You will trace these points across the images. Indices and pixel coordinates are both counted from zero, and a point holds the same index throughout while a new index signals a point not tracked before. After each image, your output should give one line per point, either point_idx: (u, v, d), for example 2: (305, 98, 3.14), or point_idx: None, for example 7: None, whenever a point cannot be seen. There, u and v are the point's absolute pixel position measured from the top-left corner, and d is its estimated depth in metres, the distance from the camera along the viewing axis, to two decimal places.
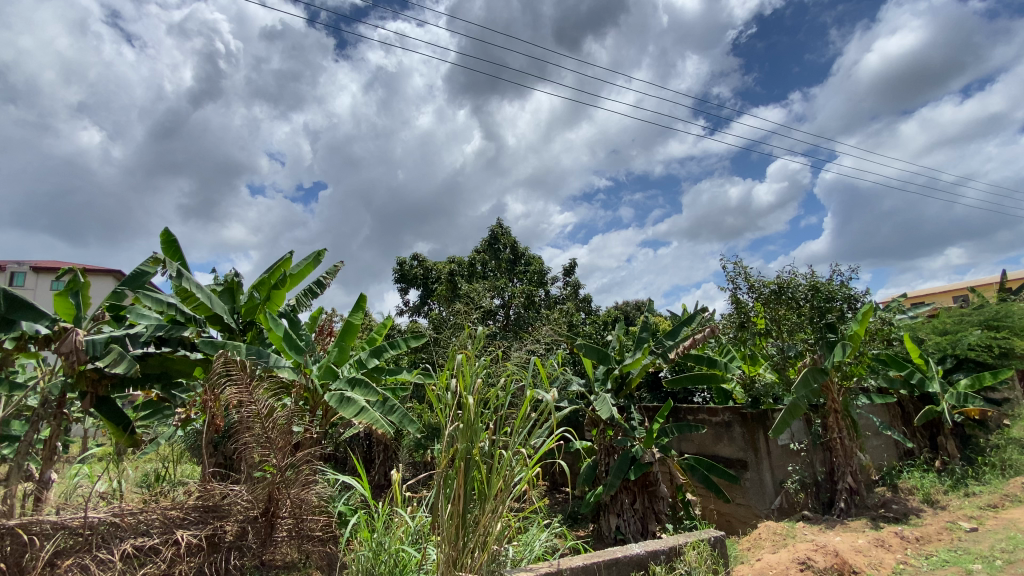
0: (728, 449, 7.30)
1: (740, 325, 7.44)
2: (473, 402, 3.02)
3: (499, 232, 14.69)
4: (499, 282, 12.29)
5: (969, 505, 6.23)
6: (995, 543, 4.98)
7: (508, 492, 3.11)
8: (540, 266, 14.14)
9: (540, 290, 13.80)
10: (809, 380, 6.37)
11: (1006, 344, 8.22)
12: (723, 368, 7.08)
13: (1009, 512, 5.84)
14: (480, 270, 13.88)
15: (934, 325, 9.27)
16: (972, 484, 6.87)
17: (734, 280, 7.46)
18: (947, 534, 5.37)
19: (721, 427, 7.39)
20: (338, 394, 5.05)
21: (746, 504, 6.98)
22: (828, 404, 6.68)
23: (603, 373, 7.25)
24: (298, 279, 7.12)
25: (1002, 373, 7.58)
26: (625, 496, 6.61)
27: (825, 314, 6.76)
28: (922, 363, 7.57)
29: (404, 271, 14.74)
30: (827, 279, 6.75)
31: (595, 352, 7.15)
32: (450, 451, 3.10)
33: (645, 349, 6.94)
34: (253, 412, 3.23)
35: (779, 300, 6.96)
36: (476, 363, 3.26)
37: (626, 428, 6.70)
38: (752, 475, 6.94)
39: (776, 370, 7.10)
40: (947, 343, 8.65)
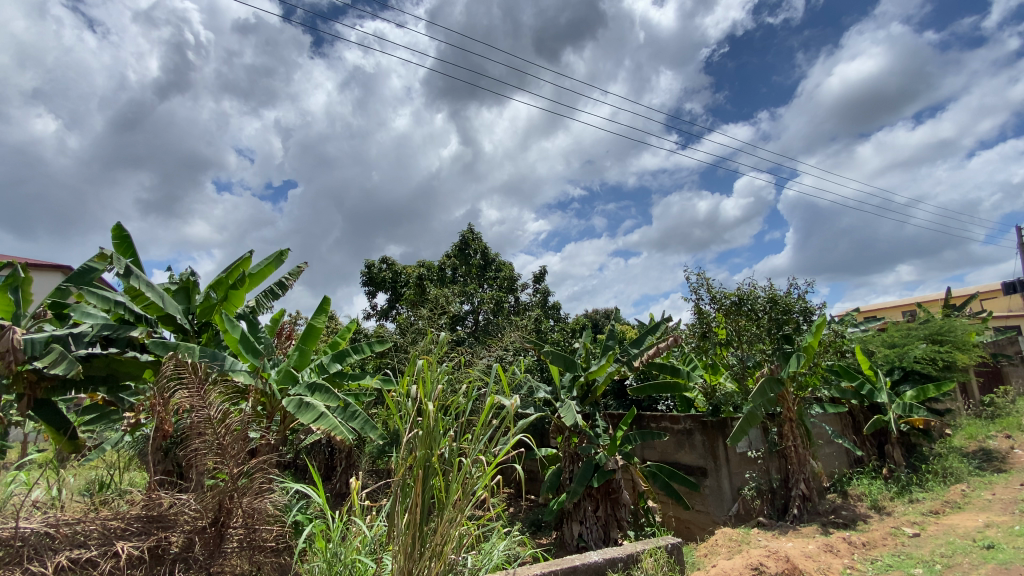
0: (689, 457, 7.45)
1: (702, 334, 7.55)
2: (433, 409, 2.96)
3: (469, 237, 14.59)
4: (468, 288, 12.27)
5: (913, 511, 6.54)
6: (936, 548, 5.23)
7: (467, 500, 3.08)
8: (510, 273, 14.18)
9: (510, 297, 13.82)
10: (766, 390, 6.55)
11: (949, 358, 8.66)
12: (686, 377, 7.21)
13: (948, 518, 6.15)
14: (449, 275, 13.88)
15: (884, 338, 9.73)
16: (916, 491, 7.20)
17: (697, 291, 7.64)
18: (891, 539, 5.62)
19: (683, 434, 7.54)
20: (297, 399, 4.92)
21: (705, 510, 7.12)
22: (784, 413, 6.88)
23: (569, 381, 7.31)
24: (259, 280, 6.91)
25: (944, 385, 7.99)
26: (588, 503, 6.66)
27: (783, 325, 7.04)
28: (872, 374, 7.90)
29: (372, 274, 14.56)
30: (785, 292, 7.00)
31: (562, 359, 7.11)
32: (409, 459, 3.03)
33: (610, 356, 7.00)
34: (206, 417, 3.09)
35: (739, 312, 7.17)
36: (437, 369, 3.20)
37: (591, 436, 6.70)
38: (711, 483, 7.07)
39: (736, 379, 7.32)
40: (895, 356, 9.09)
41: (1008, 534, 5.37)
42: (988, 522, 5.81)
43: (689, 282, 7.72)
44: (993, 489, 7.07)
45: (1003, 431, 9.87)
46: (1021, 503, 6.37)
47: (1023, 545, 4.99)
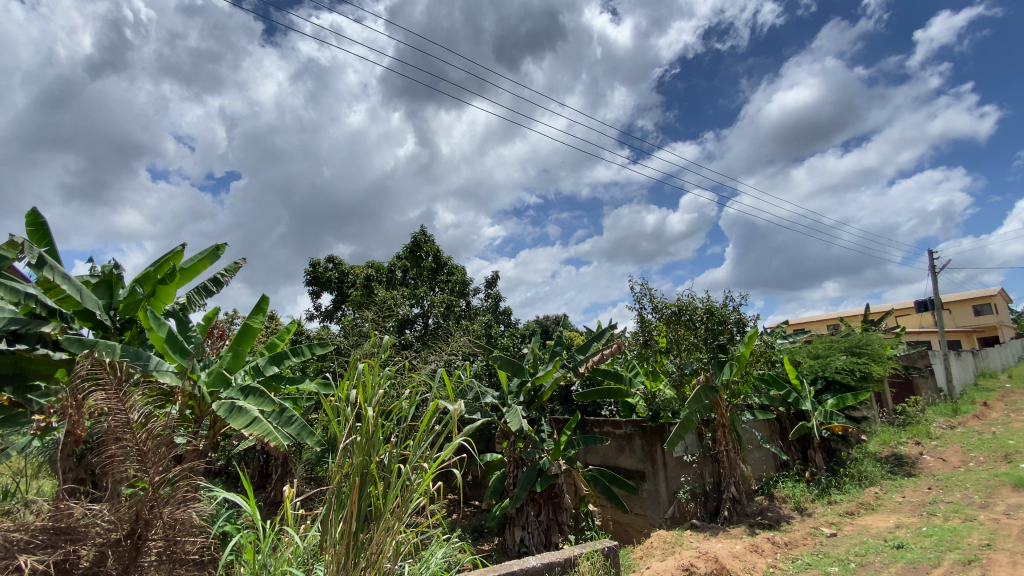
0: (629, 461, 7.69)
1: (644, 343, 7.82)
2: (373, 414, 2.91)
3: (422, 239, 14.38)
4: (418, 291, 12.13)
5: (831, 512, 7.03)
6: (850, 547, 5.64)
7: (406, 508, 3.03)
8: (462, 277, 14.13)
9: (461, 301, 13.76)
10: (701, 397, 6.86)
11: (865, 369, 9.39)
12: (628, 383, 7.42)
13: (861, 519, 6.65)
14: (399, 277, 13.68)
15: (810, 350, 10.43)
16: (834, 493, 7.75)
17: (641, 300, 7.92)
18: (811, 538, 6.01)
19: (624, 439, 7.76)
20: (229, 403, 4.69)
21: (643, 513, 7.34)
22: (718, 419, 7.23)
23: (517, 386, 7.35)
24: (191, 275, 6.53)
25: (861, 395, 8.65)
26: (531, 508, 6.71)
27: (718, 335, 7.41)
28: (797, 383, 8.45)
29: (317, 273, 14.12)
30: (721, 304, 7.38)
31: (510, 364, 7.12)
32: (345, 466, 2.94)
33: (557, 362, 7.10)
34: (124, 422, 2.86)
35: (678, 321, 7.49)
36: (379, 374, 3.14)
37: (535, 441, 6.76)
38: (649, 486, 7.30)
39: (675, 386, 7.62)
40: (819, 366, 9.77)
41: (914, 534, 5.87)
42: (896, 523, 6.34)
43: (633, 292, 7.98)
44: (901, 491, 7.72)
45: (911, 438, 10.79)
46: (925, 505, 6.98)
47: (927, 545, 5.46)
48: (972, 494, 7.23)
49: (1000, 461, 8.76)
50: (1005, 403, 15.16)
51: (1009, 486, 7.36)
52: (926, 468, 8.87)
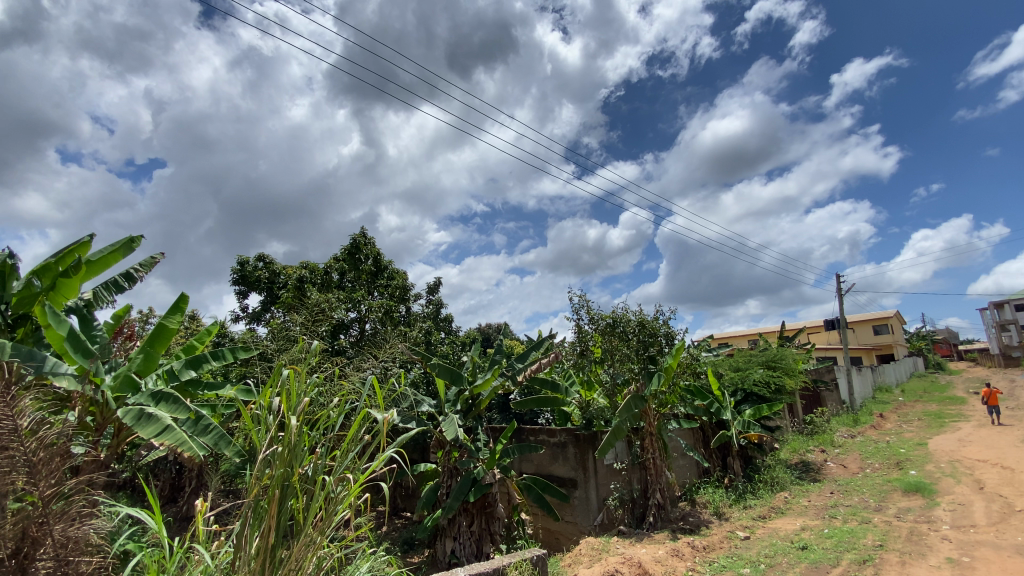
0: (562, 469, 7.83)
1: (580, 352, 8.02)
2: (296, 424, 2.78)
3: (361, 241, 13.98)
4: (355, 294, 11.78)
5: (746, 516, 7.50)
6: (761, 549, 6.04)
7: (330, 521, 2.92)
8: (403, 282, 13.88)
9: (401, 306, 13.50)
10: (632, 406, 7.12)
11: (779, 382, 10.15)
12: (565, 393, 7.55)
13: (772, 522, 7.15)
14: (336, 280, 13.23)
15: (731, 363, 11.13)
16: (749, 498, 8.28)
17: (578, 311, 8.15)
18: (727, 542, 6.38)
19: (558, 447, 7.90)
20: (137, 410, 4.31)
21: (574, 521, 7.51)
22: (646, 428, 7.54)
23: (454, 395, 7.28)
24: (99, 269, 5.99)
25: (775, 405, 9.33)
26: (463, 518, 6.65)
27: (648, 347, 7.75)
28: (719, 394, 8.98)
29: (246, 272, 13.39)
30: (652, 317, 7.74)
31: (448, 372, 7.00)
32: (264, 477, 2.79)
33: (495, 371, 7.10)
34: (13, 429, 2.52)
35: (612, 333, 7.76)
36: (305, 381, 3.01)
37: (471, 450, 6.71)
38: (580, 494, 7.47)
39: (608, 395, 7.88)
40: (738, 379, 10.43)
41: (817, 536, 6.39)
42: (802, 525, 6.87)
43: (572, 302, 8.20)
44: (807, 496, 8.37)
45: (818, 446, 11.75)
46: (828, 508, 7.62)
47: (828, 546, 5.96)
48: (868, 497, 7.98)
49: (891, 467, 9.72)
50: (897, 414, 16.86)
51: (898, 491, 8.18)
52: (830, 473, 9.69)
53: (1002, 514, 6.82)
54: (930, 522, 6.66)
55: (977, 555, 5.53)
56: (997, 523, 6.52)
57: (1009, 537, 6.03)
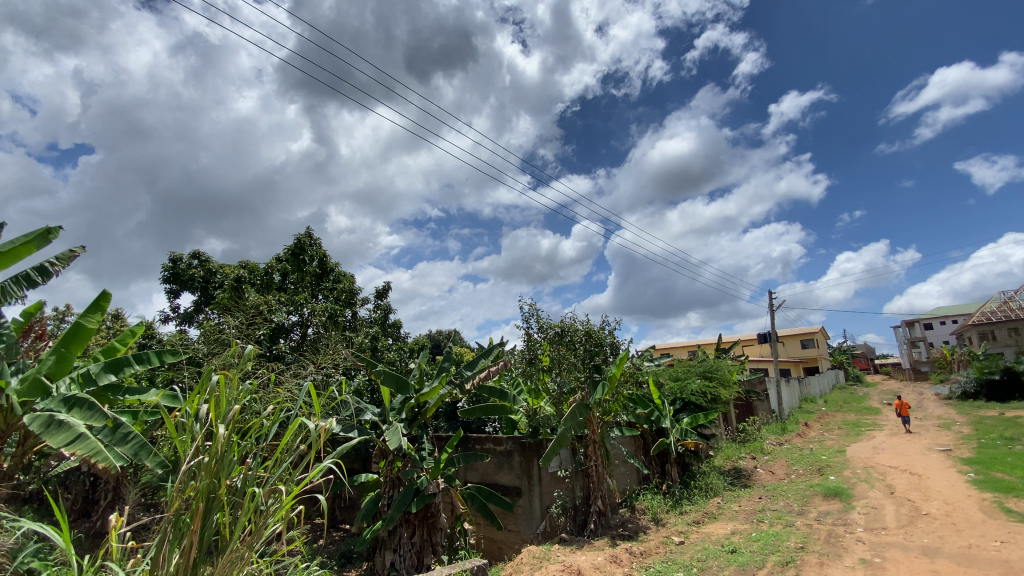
0: (507, 477, 7.83)
1: (529, 360, 8.08)
2: (225, 433, 2.64)
3: (306, 241, 13.50)
4: (298, 297, 11.35)
5: (681, 521, 7.80)
6: (694, 553, 6.29)
7: (259, 535, 2.78)
8: (349, 285, 13.51)
9: (346, 311, 13.11)
10: (576, 414, 7.24)
11: (715, 392, 10.67)
12: (512, 401, 7.54)
13: (705, 527, 7.46)
14: (278, 281, 12.72)
15: (671, 373, 11.58)
16: (686, 504, 8.60)
17: (528, 319, 8.24)
18: (663, 547, 6.60)
19: (503, 456, 7.90)
20: (46, 416, 3.98)
21: (516, 529, 7.52)
22: (589, 436, 7.69)
23: (399, 403, 7.11)
24: (8, 261, 5.46)
25: (710, 414, 9.77)
26: (404, 530, 6.50)
27: (594, 356, 7.97)
28: (659, 403, 9.30)
29: (178, 270, 12.61)
30: (598, 327, 8.02)
31: (393, 380, 6.83)
32: (186, 489, 2.62)
33: (443, 379, 6.95)
34: None
35: (560, 342, 7.87)
36: (237, 387, 2.87)
37: (415, 459, 6.59)
38: (524, 502, 7.50)
39: (554, 403, 7.97)
40: (677, 389, 10.85)
41: (746, 539, 6.72)
42: (732, 529, 7.21)
43: (522, 310, 8.28)
44: (738, 501, 8.79)
45: (749, 453, 12.39)
46: (756, 512, 8.04)
47: (755, 549, 6.29)
48: (792, 502, 8.49)
49: (813, 473, 10.40)
50: (820, 423, 18.07)
51: (819, 495, 8.76)
52: (759, 479, 10.23)
53: (909, 517, 7.45)
54: (847, 525, 7.18)
55: (886, 556, 6.01)
56: (905, 525, 7.11)
57: (914, 538, 6.60)
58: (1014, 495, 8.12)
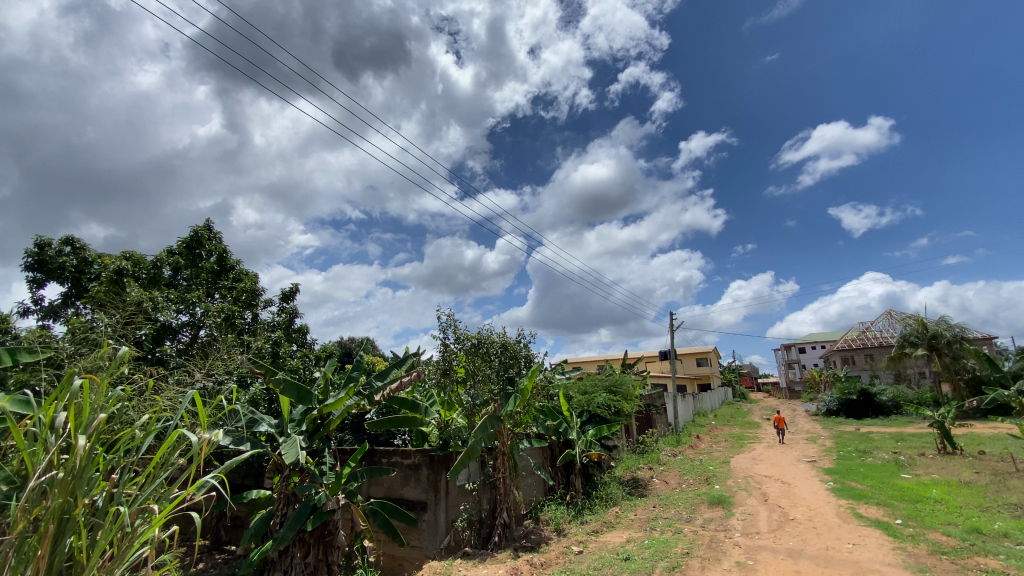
0: (413, 491, 7.65)
1: (444, 371, 8.02)
2: (85, 446, 2.34)
3: (204, 235, 12.43)
4: (189, 294, 10.37)
5: (581, 530, 8.09)
6: (591, 562, 6.54)
7: (122, 561, 2.48)
8: (252, 285, 12.59)
9: (246, 312, 12.19)
10: (487, 426, 7.25)
11: (618, 405, 11.27)
12: (423, 413, 7.35)
13: (603, 536, 7.80)
14: (167, 277, 11.55)
15: (580, 386, 12.05)
16: (586, 514, 8.93)
17: (445, 329, 8.22)
18: (562, 557, 6.80)
19: (410, 469, 7.71)
20: None
21: (420, 545, 7.36)
22: (499, 447, 7.73)
23: (300, 414, 6.69)
24: None
25: (614, 426, 10.25)
26: (297, 549, 6.12)
27: (509, 368, 8.12)
28: (567, 415, 9.61)
29: (42, 257, 11.00)
30: (514, 339, 8.20)
31: (294, 389, 6.39)
32: (32, 510, 2.29)
33: (350, 390, 6.62)
34: None
35: (476, 353, 7.97)
36: (106, 393, 2.57)
37: (314, 474, 6.28)
38: (429, 517, 7.36)
39: (467, 415, 7.95)
40: (585, 402, 11.29)
41: (639, 546, 7.12)
42: (627, 537, 7.60)
43: (439, 319, 8.22)
44: (634, 510, 9.29)
45: (646, 464, 13.17)
46: (650, 520, 8.54)
47: (646, 555, 6.68)
48: (682, 509, 9.13)
49: (701, 482, 11.27)
50: (709, 436, 19.66)
51: (705, 503, 9.49)
52: (654, 489, 10.89)
53: (779, 522, 8.31)
54: (726, 531, 7.85)
55: (758, 559, 6.65)
56: (774, 530, 7.92)
57: (782, 541, 7.37)
58: (862, 501, 9.36)
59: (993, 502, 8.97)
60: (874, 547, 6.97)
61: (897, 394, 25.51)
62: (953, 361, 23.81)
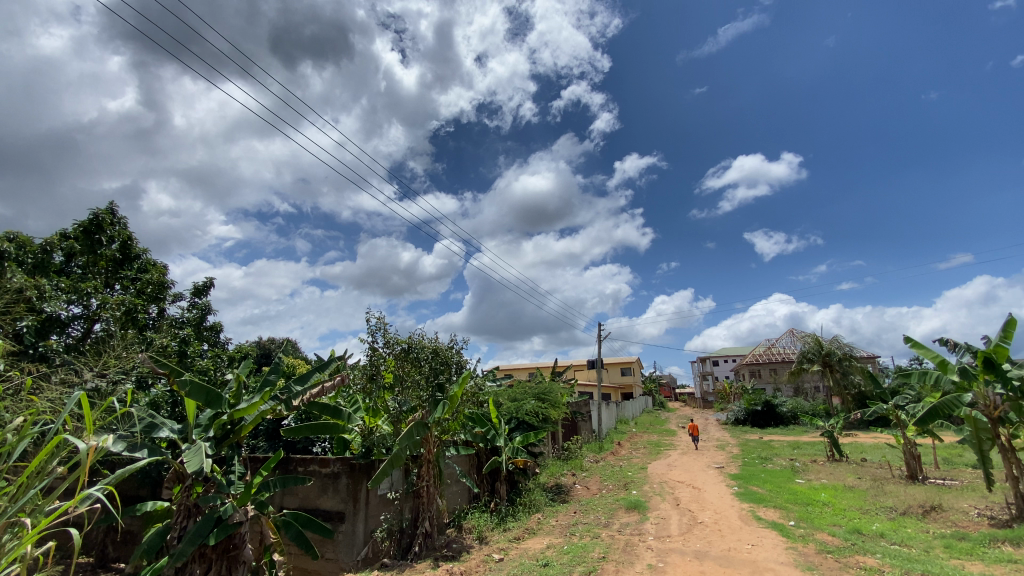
0: (330, 502, 7.32)
1: (370, 376, 7.78)
2: None
3: (106, 219, 11.28)
4: (84, 284, 9.33)
5: (503, 538, 8.12)
6: (511, 569, 6.59)
7: None
8: (160, 277, 11.58)
9: (151, 307, 11.18)
10: (413, 433, 7.10)
11: (545, 413, 11.48)
12: (346, 419, 7.09)
13: (524, 543, 7.88)
14: (58, 263, 10.34)
15: (509, 394, 12.15)
16: (509, 521, 8.99)
17: (374, 333, 7.98)
18: (482, 565, 6.79)
19: (329, 478, 7.36)
20: None
21: (334, 558, 7.04)
22: (425, 455, 7.62)
23: (207, 419, 6.21)
24: None
25: (540, 433, 10.39)
26: (197, 566, 5.66)
27: (439, 374, 8.05)
28: (495, 422, 9.61)
29: None
30: (446, 345, 8.17)
31: (202, 392, 5.92)
32: None
33: (266, 394, 6.21)
34: None
35: (406, 358, 7.83)
36: None
37: (220, 484, 5.83)
38: (346, 528, 7.07)
39: (392, 422, 7.76)
40: (513, 409, 11.37)
41: (558, 552, 7.26)
42: (547, 543, 7.73)
43: (368, 323, 7.94)
44: (555, 516, 9.47)
45: (570, 470, 13.50)
46: (570, 526, 8.74)
47: (564, 561, 6.83)
48: (600, 515, 9.44)
49: (620, 488, 11.72)
50: (630, 443, 20.52)
51: (622, 508, 9.88)
52: (576, 495, 11.16)
53: (688, 525, 8.81)
54: (640, 535, 8.20)
55: (667, 561, 7.01)
56: (684, 533, 8.40)
57: (690, 543, 7.82)
58: (761, 505, 10.15)
59: (870, 505, 10.06)
60: (770, 547, 7.58)
61: (795, 405, 28.00)
62: (842, 377, 26.55)
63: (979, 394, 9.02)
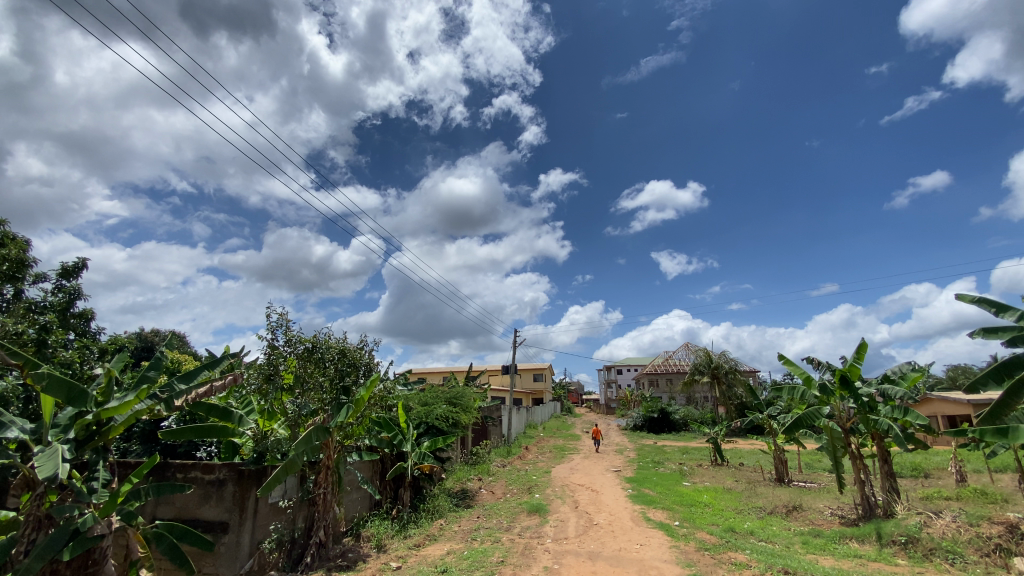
0: (213, 511, 6.72)
1: (267, 377, 7.22)
2: None
3: None
4: None
5: (403, 545, 7.96)
6: None
7: None
8: (20, 254, 10.05)
9: (5, 287, 9.67)
10: (311, 438, 6.75)
11: (456, 417, 11.44)
12: (237, 422, 6.52)
13: (424, 549, 7.78)
14: None
15: (420, 398, 11.94)
16: (410, 528, 8.83)
17: (274, 330, 7.45)
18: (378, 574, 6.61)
19: (212, 486, 6.77)
20: None
21: (213, 572, 6.47)
22: (324, 461, 7.29)
23: (67, 418, 5.46)
24: None
25: (449, 438, 10.33)
26: None
27: (345, 376, 7.81)
28: (403, 427, 9.41)
29: None
30: (354, 347, 7.90)
31: (63, 387, 5.21)
32: None
33: (142, 392, 5.55)
34: None
35: (309, 359, 7.43)
36: None
37: (78, 492, 5.13)
38: (229, 539, 6.52)
39: (289, 426, 7.33)
40: (424, 414, 11.13)
41: (457, 558, 7.26)
42: (447, 550, 7.69)
43: (267, 318, 7.31)
44: (458, 522, 9.46)
45: (476, 474, 13.55)
46: (472, 531, 8.77)
47: (463, 566, 6.85)
48: (503, 519, 9.58)
49: (523, 492, 11.98)
50: (536, 447, 21.03)
51: (524, 512, 10.11)
52: (480, 500, 11.23)
53: (585, 528, 9.20)
54: (539, 537, 8.44)
55: (562, 562, 7.29)
56: (580, 535, 8.77)
57: (585, 545, 8.19)
58: (652, 507, 10.88)
59: (745, 505, 11.16)
60: (655, 547, 8.13)
61: (686, 414, 30.38)
62: (728, 389, 29.24)
63: (835, 406, 10.43)
